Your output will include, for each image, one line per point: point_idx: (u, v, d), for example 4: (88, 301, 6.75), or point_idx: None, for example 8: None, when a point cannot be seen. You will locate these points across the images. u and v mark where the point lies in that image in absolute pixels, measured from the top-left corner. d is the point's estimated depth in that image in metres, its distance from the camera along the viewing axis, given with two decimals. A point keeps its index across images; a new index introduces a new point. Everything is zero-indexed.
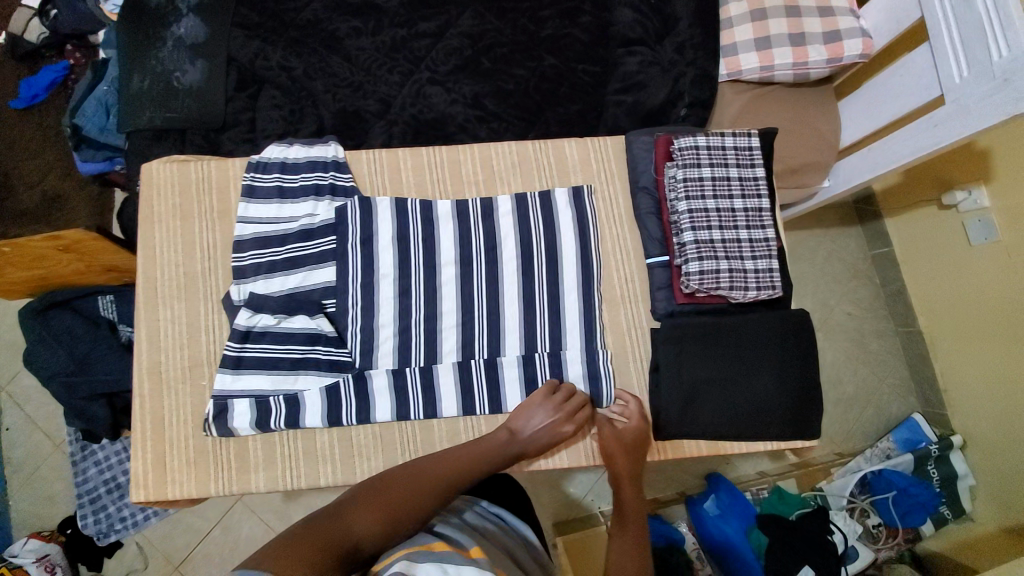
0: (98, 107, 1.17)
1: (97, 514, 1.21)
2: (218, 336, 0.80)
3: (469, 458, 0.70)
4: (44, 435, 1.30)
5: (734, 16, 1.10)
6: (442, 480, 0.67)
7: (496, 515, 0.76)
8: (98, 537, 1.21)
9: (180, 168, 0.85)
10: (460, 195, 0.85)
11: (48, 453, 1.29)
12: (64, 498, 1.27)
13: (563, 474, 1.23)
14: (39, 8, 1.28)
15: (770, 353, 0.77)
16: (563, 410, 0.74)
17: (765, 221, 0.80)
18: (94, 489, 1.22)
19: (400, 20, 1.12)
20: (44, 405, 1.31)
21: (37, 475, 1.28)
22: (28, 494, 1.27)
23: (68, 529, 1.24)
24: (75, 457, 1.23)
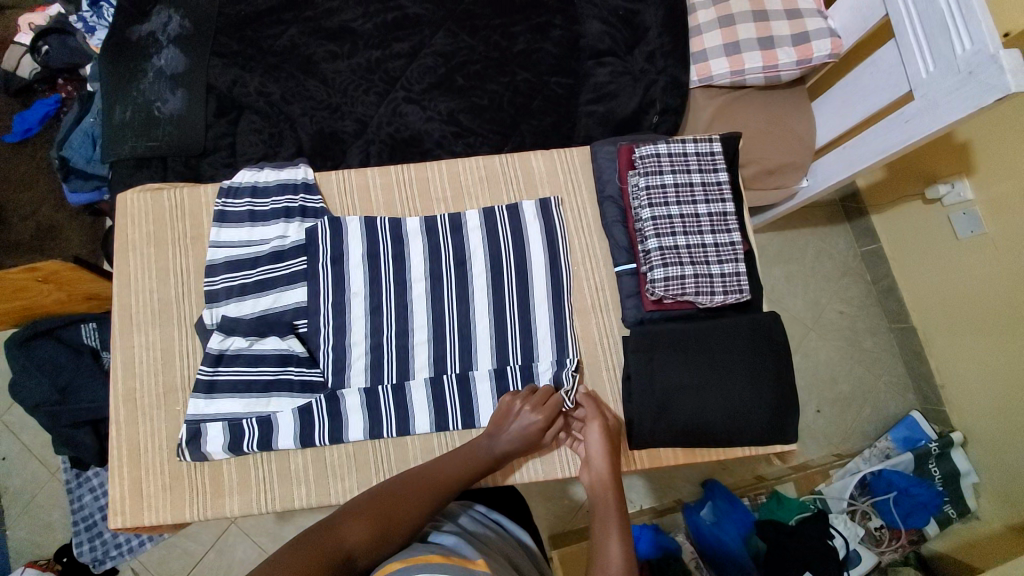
0: (84, 138, 1.21)
1: (93, 541, 1.22)
2: (192, 360, 0.80)
3: (457, 466, 0.70)
4: (40, 463, 1.30)
5: (703, 24, 1.12)
6: (431, 488, 0.67)
7: (496, 522, 0.77)
8: (94, 564, 1.21)
9: (153, 197, 0.86)
10: (429, 212, 0.86)
11: (44, 481, 1.29)
12: (61, 526, 1.28)
13: (558, 483, 1.22)
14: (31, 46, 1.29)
15: (743, 357, 0.77)
16: (539, 408, 0.73)
17: (730, 225, 0.80)
18: (89, 516, 1.24)
19: (375, 42, 1.14)
20: (40, 433, 1.32)
21: (35, 504, 1.28)
22: (26, 524, 1.28)
23: (65, 557, 1.24)
24: (69, 484, 1.25)
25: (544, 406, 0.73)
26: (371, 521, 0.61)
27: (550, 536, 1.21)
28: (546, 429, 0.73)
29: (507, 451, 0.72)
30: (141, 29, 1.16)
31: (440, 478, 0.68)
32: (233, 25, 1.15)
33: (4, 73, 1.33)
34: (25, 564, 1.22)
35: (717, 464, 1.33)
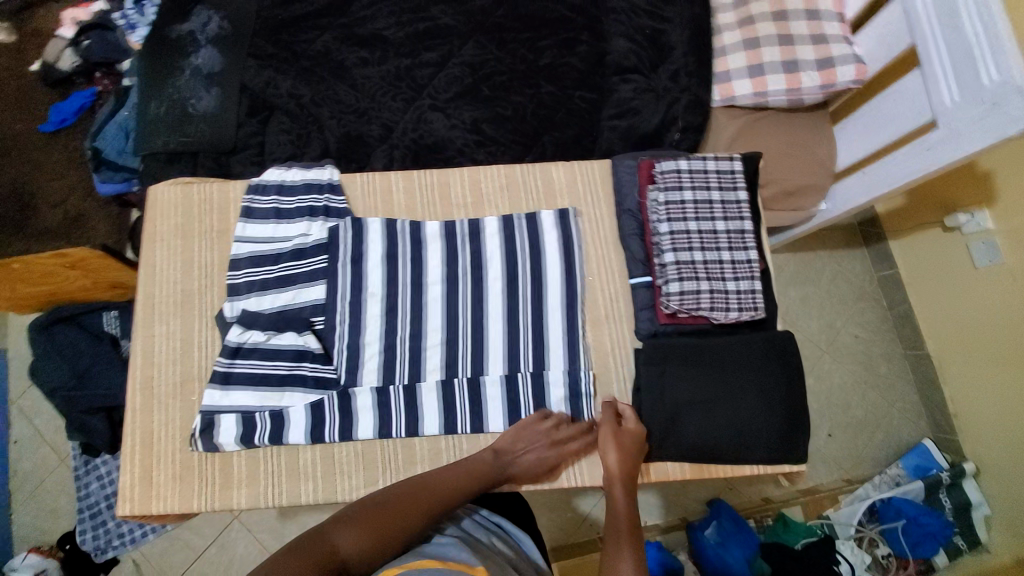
0: (119, 130, 1.26)
1: (97, 530, 1.24)
2: (211, 351, 0.82)
3: (469, 476, 0.70)
4: (51, 448, 1.33)
5: (727, 45, 1.15)
6: (441, 495, 0.67)
7: (497, 524, 0.77)
8: (95, 554, 1.24)
9: (184, 190, 0.88)
10: (449, 217, 0.87)
11: (54, 467, 1.32)
12: (68, 512, 1.29)
13: (565, 495, 1.22)
14: (74, 39, 1.35)
15: (755, 375, 0.76)
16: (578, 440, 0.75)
17: (748, 243, 0.80)
18: (94, 504, 1.26)
19: (405, 51, 1.18)
20: (52, 419, 1.35)
21: (43, 488, 1.31)
22: (33, 507, 1.30)
23: (67, 544, 1.26)
24: (77, 472, 1.28)
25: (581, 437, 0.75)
26: (371, 525, 0.62)
27: (557, 547, 1.19)
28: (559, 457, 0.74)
29: (534, 472, 0.74)
30: (179, 28, 1.20)
31: (450, 485, 0.69)
32: (270, 28, 1.19)
33: (45, 66, 1.37)
34: (29, 549, 1.24)
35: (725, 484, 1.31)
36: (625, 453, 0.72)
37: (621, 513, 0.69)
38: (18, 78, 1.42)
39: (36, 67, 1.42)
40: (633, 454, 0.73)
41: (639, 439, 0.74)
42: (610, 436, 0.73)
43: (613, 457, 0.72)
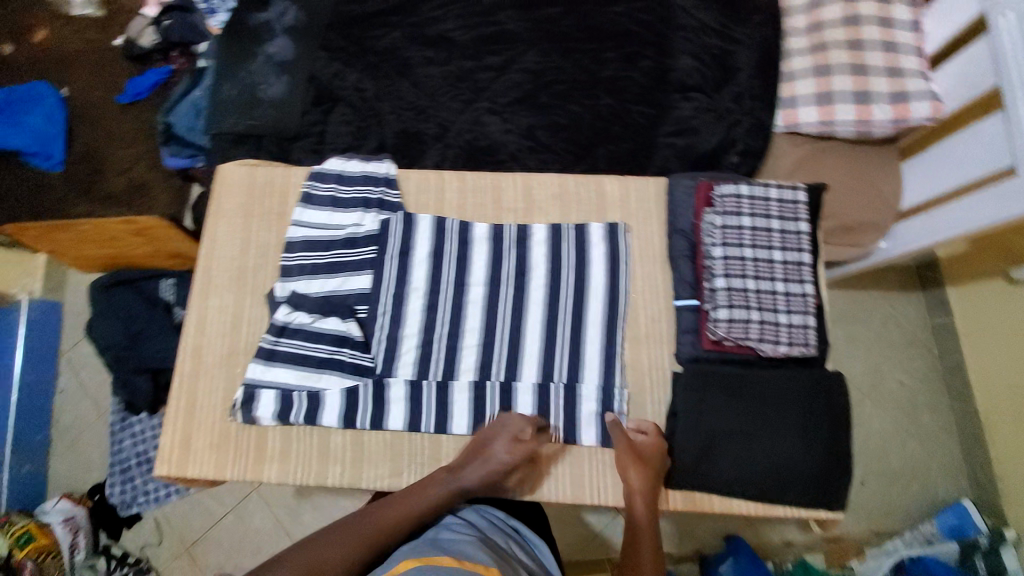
0: (191, 108, 1.33)
1: (124, 485, 1.31)
2: (258, 328, 0.85)
3: (413, 501, 0.69)
4: (92, 403, 1.43)
5: (796, 70, 1.11)
6: (388, 525, 0.67)
7: (513, 527, 0.76)
8: (121, 507, 1.32)
9: (250, 171, 0.92)
10: (497, 220, 0.87)
11: (91, 422, 1.42)
12: (98, 465, 1.38)
13: (574, 508, 1.20)
14: (154, 18, 1.47)
15: (798, 413, 0.73)
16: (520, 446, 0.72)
17: (805, 276, 0.77)
18: (125, 461, 1.33)
19: (469, 53, 1.20)
20: (95, 375, 1.45)
21: (80, 440, 1.40)
22: (67, 457, 1.40)
23: (97, 495, 1.34)
24: (114, 426, 1.34)
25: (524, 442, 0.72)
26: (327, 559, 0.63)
27: (568, 562, 1.18)
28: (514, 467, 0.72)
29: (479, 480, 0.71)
30: (258, 17, 1.26)
31: (396, 513, 0.68)
32: (342, 23, 1.23)
33: (126, 41, 1.50)
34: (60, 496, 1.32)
35: (745, 520, 1.26)
36: (648, 470, 0.71)
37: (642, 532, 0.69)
38: (107, 53, 1.57)
39: (121, 42, 1.57)
40: (649, 468, 0.71)
41: (660, 447, 0.72)
42: (629, 453, 0.71)
43: (633, 475, 0.70)
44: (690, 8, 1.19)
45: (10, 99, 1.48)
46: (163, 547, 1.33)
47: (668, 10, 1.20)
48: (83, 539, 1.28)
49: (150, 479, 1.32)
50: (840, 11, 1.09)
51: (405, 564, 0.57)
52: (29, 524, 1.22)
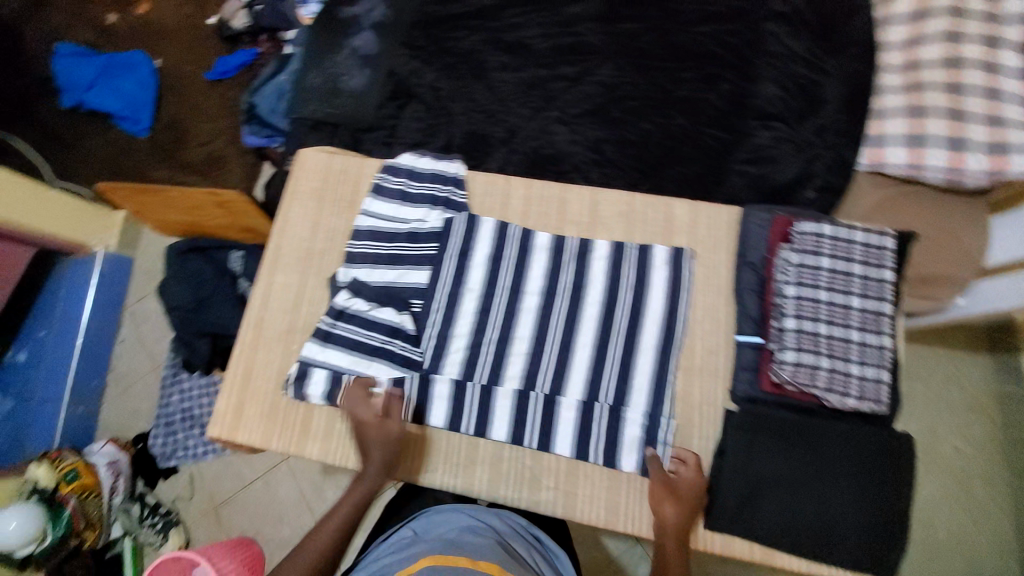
0: (275, 92, 1.39)
1: (167, 437, 1.40)
2: (318, 309, 0.87)
3: (348, 507, 0.80)
4: (148, 355, 1.52)
5: (888, 108, 1.05)
6: (336, 531, 0.79)
7: (535, 535, 0.83)
8: (161, 458, 1.40)
9: (329, 159, 0.96)
10: (559, 231, 0.87)
11: (145, 371, 1.50)
12: (145, 415, 1.47)
13: (593, 529, 1.18)
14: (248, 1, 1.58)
15: (857, 471, 0.69)
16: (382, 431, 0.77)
17: (884, 328, 0.72)
18: (170, 415, 1.42)
19: (545, 61, 1.21)
20: (155, 329, 1.54)
21: (133, 387, 1.50)
22: (119, 402, 1.49)
23: (140, 443, 1.43)
24: (166, 380, 1.45)
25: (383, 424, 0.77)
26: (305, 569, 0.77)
27: None
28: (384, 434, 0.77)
29: (377, 475, 0.77)
30: (347, 10, 1.31)
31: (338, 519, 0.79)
32: (425, 23, 1.27)
33: (221, 21, 1.62)
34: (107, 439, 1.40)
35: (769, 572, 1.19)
36: (687, 506, 0.70)
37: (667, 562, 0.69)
38: (202, 33, 1.71)
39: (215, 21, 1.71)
40: (684, 497, 0.70)
41: (699, 483, 0.70)
42: (663, 487, 0.70)
43: (667, 507, 0.69)
44: (780, 35, 1.16)
45: (111, 64, 1.65)
46: (195, 501, 1.40)
47: (756, 35, 1.17)
48: (122, 484, 1.35)
49: (190, 437, 1.39)
50: (940, 51, 1.01)
51: (426, 561, 0.67)
52: (77, 462, 1.26)
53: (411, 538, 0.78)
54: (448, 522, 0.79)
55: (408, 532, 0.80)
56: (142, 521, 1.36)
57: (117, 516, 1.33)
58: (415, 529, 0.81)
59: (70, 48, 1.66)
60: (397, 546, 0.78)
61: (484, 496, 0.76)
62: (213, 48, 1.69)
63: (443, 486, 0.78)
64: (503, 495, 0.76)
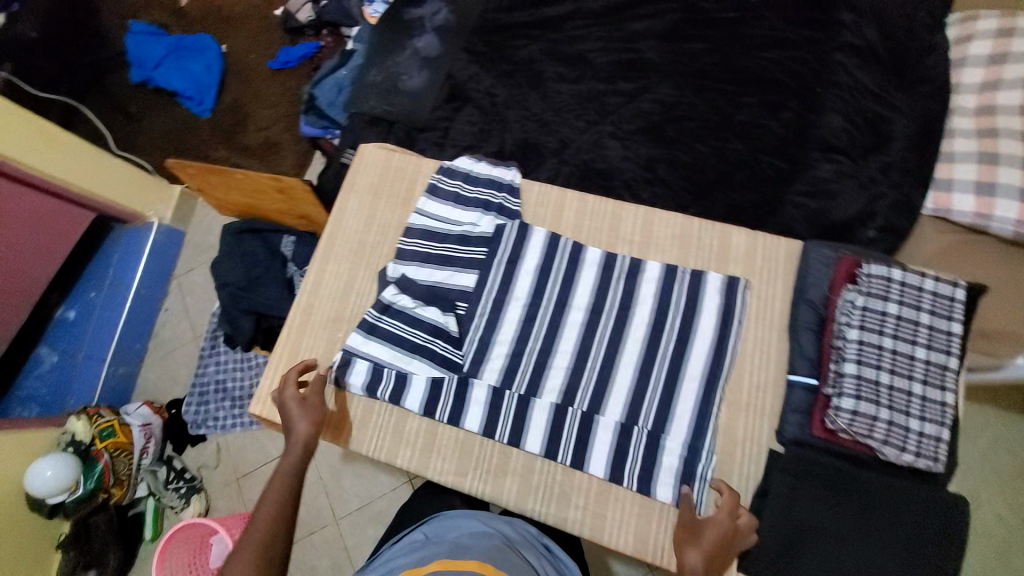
0: (333, 87, 1.43)
1: (200, 406, 1.45)
2: (364, 301, 0.89)
3: (277, 492, 0.71)
4: (189, 325, 1.57)
5: (958, 152, 1.00)
6: (272, 522, 0.68)
7: (545, 546, 0.81)
8: (192, 425, 1.44)
9: (388, 155, 0.98)
10: (611, 248, 0.86)
11: (185, 340, 1.56)
12: (181, 382, 1.52)
13: (603, 551, 1.15)
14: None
15: (906, 528, 0.66)
16: (308, 397, 0.79)
17: (947, 383, 0.70)
18: (205, 384, 1.47)
19: (603, 76, 1.21)
20: (201, 301, 1.59)
21: (172, 354, 1.55)
22: (157, 368, 1.55)
23: (173, 409, 1.47)
24: (205, 350, 1.50)
25: (311, 396, 0.79)
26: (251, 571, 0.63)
27: None
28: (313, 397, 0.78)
29: (298, 450, 0.75)
30: (413, 12, 1.35)
31: (271, 507, 0.70)
32: (487, 29, 1.29)
33: (287, 13, 1.69)
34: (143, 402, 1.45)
35: None
36: (713, 550, 0.65)
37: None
38: (268, 23, 1.78)
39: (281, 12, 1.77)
40: (706, 544, 0.65)
41: (723, 534, 0.65)
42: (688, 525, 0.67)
43: (692, 554, 0.64)
44: (850, 67, 1.12)
45: (180, 45, 1.73)
46: (218, 471, 1.43)
47: (823, 66, 1.14)
48: (153, 446, 1.39)
49: (220, 408, 1.44)
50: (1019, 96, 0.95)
51: (432, 564, 0.68)
52: (114, 420, 1.30)
53: (423, 539, 0.78)
54: (455, 524, 0.79)
55: (421, 534, 0.80)
56: (167, 484, 1.38)
57: (144, 477, 1.36)
58: (428, 530, 0.81)
59: (144, 27, 1.75)
60: (411, 548, 0.76)
61: (512, 507, 0.76)
62: (278, 38, 1.75)
63: (470, 492, 0.78)
64: (532, 509, 0.75)
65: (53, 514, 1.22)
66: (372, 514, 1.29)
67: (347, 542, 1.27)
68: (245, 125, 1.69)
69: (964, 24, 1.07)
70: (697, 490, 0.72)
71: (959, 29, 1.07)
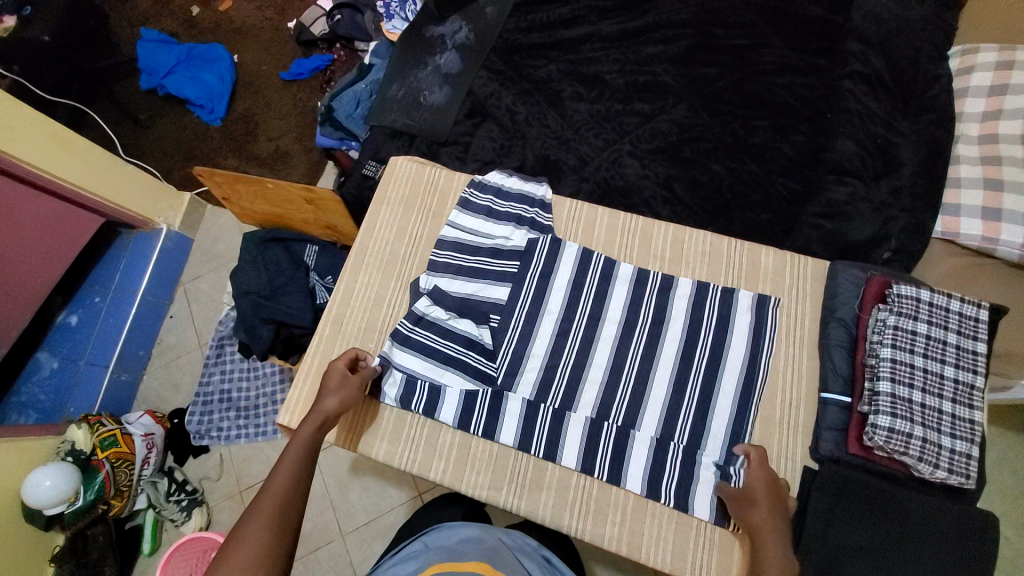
0: (352, 100, 1.43)
1: (203, 415, 1.42)
2: (397, 312, 0.90)
3: (297, 456, 0.70)
4: (194, 333, 1.55)
5: (965, 178, 1.03)
6: (289, 486, 0.66)
7: (545, 558, 0.82)
8: (195, 435, 1.42)
9: (419, 168, 1.00)
10: (642, 264, 0.89)
11: (190, 349, 1.54)
12: (185, 391, 1.49)
13: (587, 553, 1.10)
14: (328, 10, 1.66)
15: (931, 549, 0.68)
16: (343, 379, 0.78)
17: (974, 403, 0.73)
18: (209, 394, 1.45)
19: (619, 96, 1.24)
20: (205, 309, 1.57)
21: (176, 363, 1.53)
22: (160, 377, 1.52)
23: (176, 419, 1.45)
24: (209, 359, 1.48)
25: (349, 377, 0.79)
26: (264, 536, 0.61)
27: None
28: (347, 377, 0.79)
29: (320, 423, 0.73)
30: (434, 30, 1.38)
31: (286, 480, 0.66)
32: (507, 49, 1.32)
33: (300, 26, 1.70)
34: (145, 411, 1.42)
35: None
36: (769, 501, 0.69)
37: (770, 568, 0.65)
38: (278, 33, 1.80)
39: (293, 24, 1.79)
40: (763, 501, 0.69)
41: (769, 483, 0.70)
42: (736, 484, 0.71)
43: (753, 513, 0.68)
44: (859, 93, 1.15)
45: (191, 54, 1.74)
46: (221, 483, 1.39)
47: (833, 92, 1.18)
48: (154, 456, 1.35)
49: (226, 418, 1.42)
50: (1019, 126, 0.99)
51: (433, 567, 0.69)
52: (116, 429, 1.27)
53: (422, 548, 0.76)
54: (455, 532, 0.79)
55: (419, 543, 0.77)
56: (168, 497, 1.33)
57: (145, 488, 1.32)
58: (427, 540, 0.78)
59: (155, 34, 1.75)
60: (410, 556, 0.75)
61: (547, 522, 0.76)
62: (291, 50, 1.77)
63: (505, 507, 0.78)
64: (566, 525, 0.76)
65: (49, 528, 1.17)
66: (379, 529, 1.26)
67: (354, 560, 1.24)
68: (256, 135, 1.69)
69: (965, 56, 1.12)
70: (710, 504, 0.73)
71: (959, 62, 1.12)
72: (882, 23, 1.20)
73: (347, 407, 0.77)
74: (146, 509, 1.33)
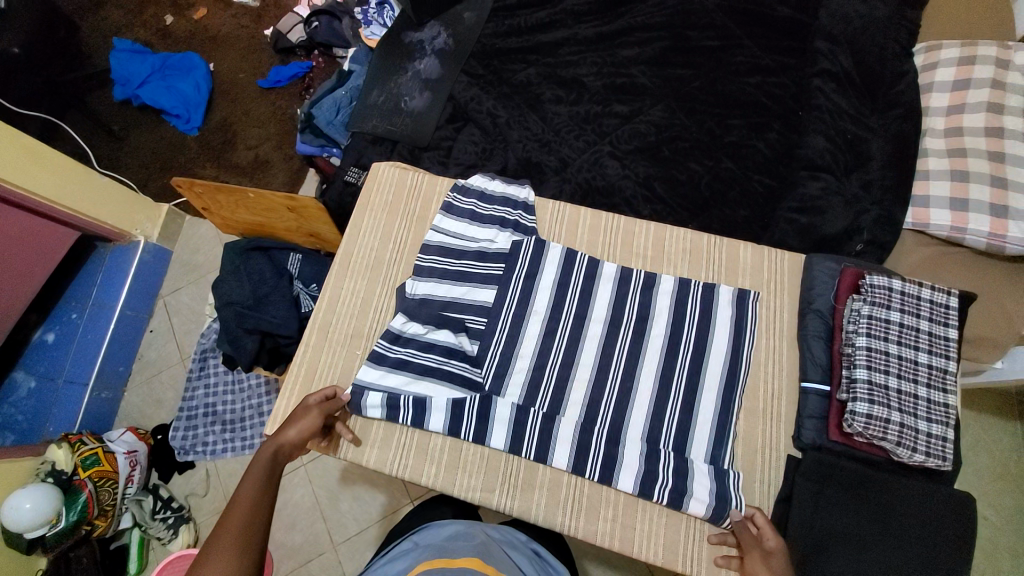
0: (333, 105, 1.42)
1: (188, 430, 1.39)
2: (384, 317, 0.90)
3: (264, 464, 0.68)
4: (176, 346, 1.52)
5: (933, 170, 1.06)
6: (260, 491, 0.64)
7: (536, 553, 0.83)
8: (179, 452, 1.38)
9: (400, 173, 1.00)
10: (626, 263, 0.90)
11: (172, 363, 1.51)
12: (167, 406, 1.46)
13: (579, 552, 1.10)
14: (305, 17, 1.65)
15: (909, 527, 0.70)
16: (307, 412, 0.77)
17: (947, 386, 0.76)
18: (194, 408, 1.42)
19: (598, 98, 1.25)
20: (187, 322, 1.55)
21: (158, 377, 1.50)
22: (141, 393, 1.49)
23: (158, 435, 1.41)
24: (193, 373, 1.45)
25: (312, 408, 0.77)
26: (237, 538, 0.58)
27: None
28: (314, 407, 0.78)
29: (275, 450, 0.71)
30: (413, 35, 1.38)
31: (255, 483, 0.65)
32: (485, 53, 1.33)
33: (277, 33, 1.69)
34: (127, 428, 1.39)
35: None
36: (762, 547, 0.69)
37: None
38: (255, 41, 1.79)
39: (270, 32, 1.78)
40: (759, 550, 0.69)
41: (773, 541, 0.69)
42: (760, 560, 0.68)
43: None
44: (828, 90, 1.18)
45: (166, 63, 1.72)
46: (208, 499, 1.36)
47: (803, 90, 1.21)
48: (138, 474, 1.32)
49: (211, 433, 1.40)
50: (982, 119, 1.03)
51: (423, 565, 0.70)
52: (98, 448, 1.24)
53: (412, 546, 0.76)
54: (445, 530, 0.79)
55: (409, 543, 0.77)
56: (154, 515, 1.31)
57: (129, 507, 1.29)
58: (417, 539, 0.78)
59: (128, 44, 1.73)
60: (398, 556, 0.75)
61: (541, 522, 0.77)
62: (269, 58, 1.76)
63: (498, 508, 0.78)
64: (560, 523, 0.76)
65: (31, 552, 1.14)
66: (371, 537, 1.25)
67: (346, 569, 1.23)
68: (234, 144, 1.68)
69: (929, 52, 1.16)
70: (705, 497, 0.73)
71: (924, 57, 1.16)
72: (849, 21, 1.23)
73: (308, 435, 0.75)
74: (132, 528, 1.30)
